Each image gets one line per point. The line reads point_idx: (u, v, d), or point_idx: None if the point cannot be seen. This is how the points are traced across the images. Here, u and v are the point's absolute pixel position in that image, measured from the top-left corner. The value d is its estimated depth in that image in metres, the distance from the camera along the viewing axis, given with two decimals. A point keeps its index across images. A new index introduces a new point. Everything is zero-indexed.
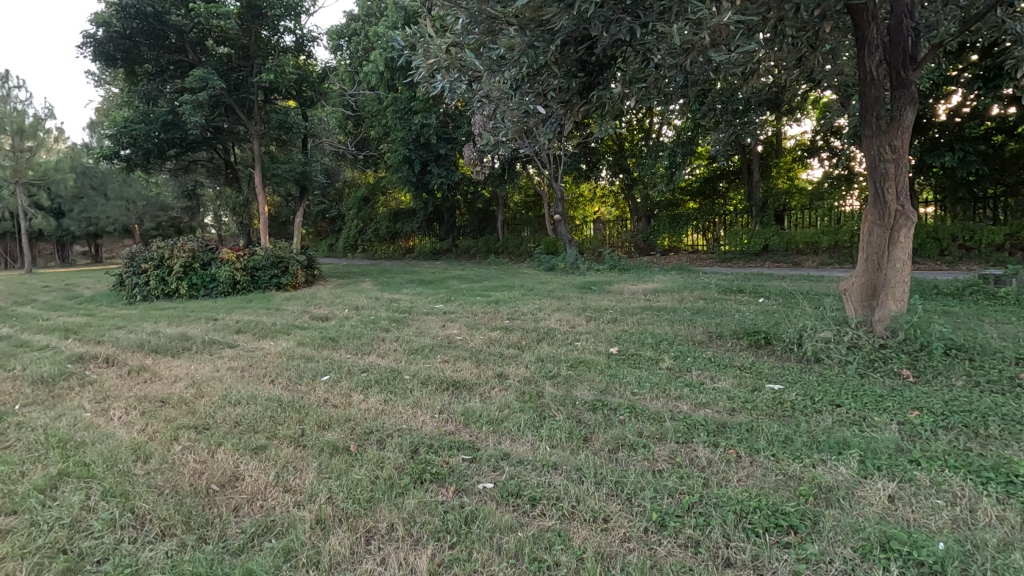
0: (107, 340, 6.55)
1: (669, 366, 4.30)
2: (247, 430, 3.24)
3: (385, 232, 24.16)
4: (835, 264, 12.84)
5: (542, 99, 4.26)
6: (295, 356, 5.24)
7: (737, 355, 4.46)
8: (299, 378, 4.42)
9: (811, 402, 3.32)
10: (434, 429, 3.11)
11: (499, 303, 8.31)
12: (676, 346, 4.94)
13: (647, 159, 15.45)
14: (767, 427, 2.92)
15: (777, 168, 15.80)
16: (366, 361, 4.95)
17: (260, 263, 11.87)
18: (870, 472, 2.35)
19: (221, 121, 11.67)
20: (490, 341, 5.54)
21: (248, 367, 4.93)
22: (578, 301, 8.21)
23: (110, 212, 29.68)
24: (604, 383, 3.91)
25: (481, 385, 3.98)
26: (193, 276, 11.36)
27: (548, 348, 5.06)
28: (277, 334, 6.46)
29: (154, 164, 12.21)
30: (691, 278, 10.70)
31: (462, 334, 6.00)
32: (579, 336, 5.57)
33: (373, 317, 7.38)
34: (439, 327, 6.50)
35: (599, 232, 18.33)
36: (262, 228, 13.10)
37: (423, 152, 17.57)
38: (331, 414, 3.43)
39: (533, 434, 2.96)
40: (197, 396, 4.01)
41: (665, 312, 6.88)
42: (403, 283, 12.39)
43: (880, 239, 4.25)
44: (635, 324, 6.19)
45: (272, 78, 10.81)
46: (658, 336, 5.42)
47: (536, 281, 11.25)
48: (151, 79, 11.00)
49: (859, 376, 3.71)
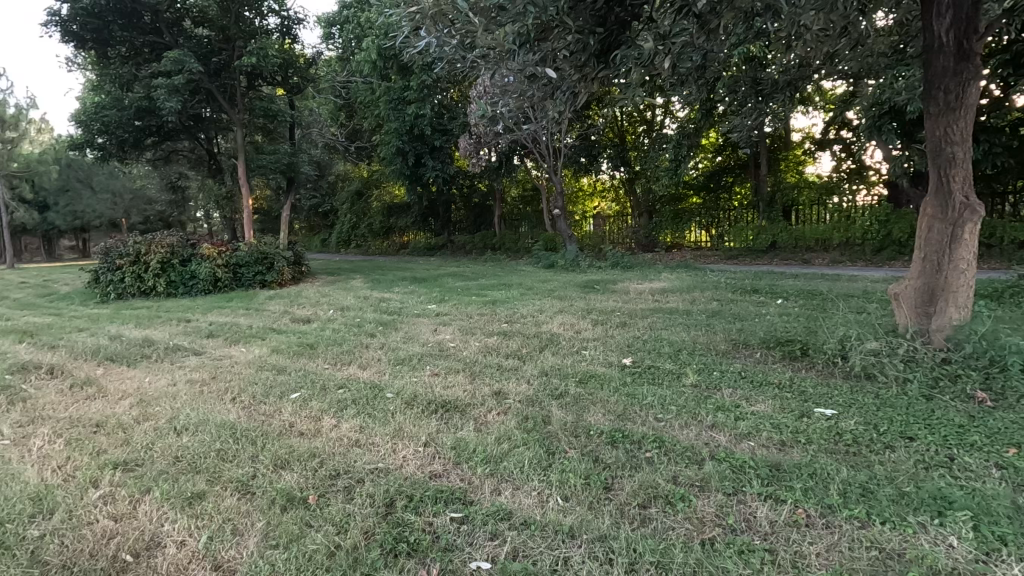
0: (62, 346, 5.90)
1: (694, 384, 3.70)
2: (187, 469, 2.61)
3: (378, 227, 23.50)
4: (847, 262, 12.25)
5: (551, 60, 3.79)
6: (265, 366, 4.62)
7: (770, 369, 3.89)
8: (265, 397, 3.78)
9: (877, 434, 2.74)
10: (417, 471, 2.51)
11: (496, 304, 7.70)
12: (699, 358, 4.32)
13: (651, 152, 14.83)
14: (833, 471, 2.31)
15: (786, 162, 15.29)
16: (344, 374, 4.33)
17: (243, 259, 11.21)
18: (995, 548, 1.77)
19: (201, 107, 10.99)
20: (487, 349, 4.93)
21: (209, 381, 4.30)
22: (582, 301, 7.61)
23: (96, 205, 28.86)
24: (621, 406, 3.30)
25: (476, 407, 3.39)
26: (171, 273, 10.69)
27: (552, 358, 4.45)
28: (251, 339, 5.83)
29: (131, 154, 11.52)
30: (699, 277, 10.11)
31: (456, 340, 5.39)
32: (586, 344, 4.97)
33: (359, 319, 6.75)
34: (430, 331, 5.89)
35: (598, 228, 17.68)
36: (246, 221, 12.41)
37: (418, 144, 16.88)
38: (293, 447, 2.81)
39: (540, 479, 2.37)
40: (140, 419, 3.39)
41: (678, 316, 6.27)
42: (395, 281, 11.76)
43: (941, 235, 3.66)
44: (647, 329, 5.58)
45: (254, 62, 10.09)
46: (675, 344, 4.80)
47: (535, 279, 10.65)
48: (124, 62, 10.30)
49: (924, 399, 3.12)
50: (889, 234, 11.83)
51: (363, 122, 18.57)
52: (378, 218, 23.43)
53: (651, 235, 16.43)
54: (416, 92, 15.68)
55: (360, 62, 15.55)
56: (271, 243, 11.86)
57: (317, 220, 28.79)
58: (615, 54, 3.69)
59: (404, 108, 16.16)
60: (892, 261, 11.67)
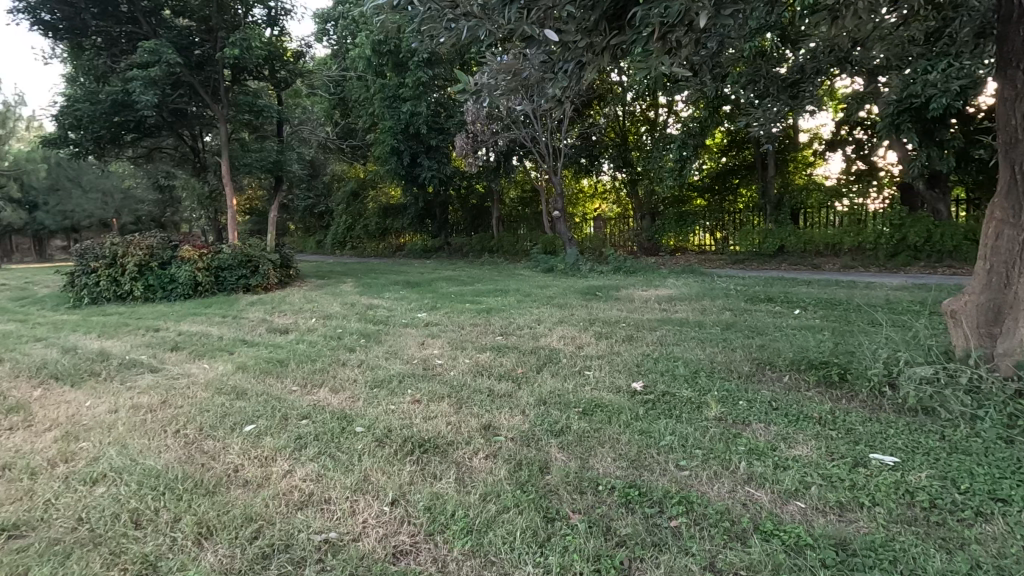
0: (7, 359, 5.31)
1: (718, 417, 3.15)
2: (86, 540, 2.06)
3: (374, 228, 22.92)
4: (859, 268, 11.73)
5: (557, 21, 3.53)
6: (225, 389, 4.05)
7: (805, 399, 3.32)
8: (213, 429, 3.22)
9: (960, 493, 2.19)
10: (378, 547, 1.98)
11: (490, 312, 7.15)
12: (719, 383, 3.75)
13: (654, 152, 14.27)
14: (922, 559, 1.77)
15: (793, 163, 14.74)
16: (312, 400, 3.76)
17: (225, 262, 10.63)
18: None
19: (183, 102, 10.42)
20: (478, 368, 4.38)
21: (157, 407, 3.73)
22: (583, 310, 7.06)
23: (87, 204, 28.28)
24: (634, 447, 2.75)
25: (460, 448, 2.84)
26: (149, 277, 10.14)
27: (551, 382, 3.89)
28: (218, 353, 5.25)
29: (108, 150, 10.94)
30: (707, 283, 9.54)
31: (445, 356, 4.82)
32: (591, 363, 4.42)
33: (341, 330, 6.18)
34: (417, 345, 5.34)
35: (599, 230, 17.15)
36: (231, 223, 11.81)
37: (413, 143, 16.32)
38: (228, 506, 2.26)
39: (536, 563, 1.84)
40: (57, 460, 2.82)
41: (690, 328, 5.72)
42: (387, 285, 11.24)
43: (1012, 241, 3.12)
44: (656, 344, 5.02)
45: (236, 54, 9.55)
46: (691, 364, 4.21)
47: (534, 284, 10.10)
48: (100, 54, 9.75)
49: (1003, 443, 2.57)
50: (903, 238, 11.33)
51: (358, 120, 18.07)
52: (374, 219, 22.85)
53: (653, 238, 15.89)
54: (412, 89, 15.16)
55: (358, 56, 15.25)
56: (257, 245, 11.30)
57: (312, 221, 28.26)
58: (635, 14, 3.34)
59: (399, 106, 15.64)
60: (907, 267, 11.15)
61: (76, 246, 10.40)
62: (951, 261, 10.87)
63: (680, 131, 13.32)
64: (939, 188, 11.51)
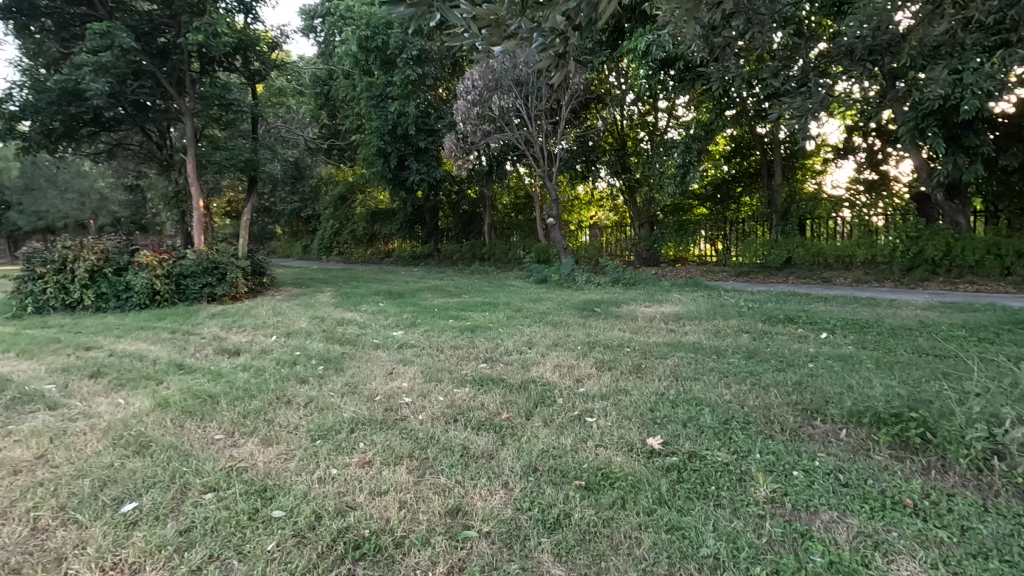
0: None
1: (771, 499, 2.32)
2: None
3: (361, 234, 22.00)
4: (873, 282, 10.97)
5: None
6: (127, 438, 3.17)
7: (884, 474, 2.49)
8: (75, 511, 2.33)
9: None
10: None
11: (475, 331, 6.28)
12: (760, 441, 2.90)
13: (654, 158, 13.46)
14: None
15: (801, 171, 13.98)
16: (229, 459, 2.89)
17: (188, 268, 9.69)
18: None
19: (144, 93, 9.54)
20: (455, 410, 3.52)
21: (25, 465, 2.84)
22: (581, 330, 6.25)
23: (63, 205, 27.33)
24: (662, 560, 1.91)
25: (413, 554, 2.00)
26: (102, 284, 9.19)
27: (546, 436, 3.04)
28: (142, 382, 4.36)
29: (63, 144, 10.03)
30: (714, 298, 8.71)
31: (414, 393, 3.94)
32: (594, 405, 3.57)
33: (298, 353, 5.29)
34: (385, 375, 4.47)
35: (595, 239, 16.41)
36: (198, 226, 10.87)
37: (401, 144, 15.44)
38: None
39: None
40: None
41: (707, 356, 4.90)
42: (367, 296, 10.34)
43: None
44: (670, 378, 4.19)
45: (200, 41, 8.68)
46: (720, 411, 3.35)
47: (526, 298, 9.26)
48: (51, 38, 8.89)
49: None
50: (920, 252, 10.59)
51: (344, 120, 17.27)
52: (361, 224, 21.95)
53: (653, 248, 15.11)
54: (400, 88, 14.46)
55: (343, 53, 14.59)
56: (225, 251, 10.37)
57: (299, 226, 27.40)
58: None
59: (386, 105, 14.87)
60: (925, 282, 10.40)
61: (22, 249, 9.45)
62: (973, 277, 10.12)
63: (682, 137, 12.50)
64: (960, 199, 10.79)
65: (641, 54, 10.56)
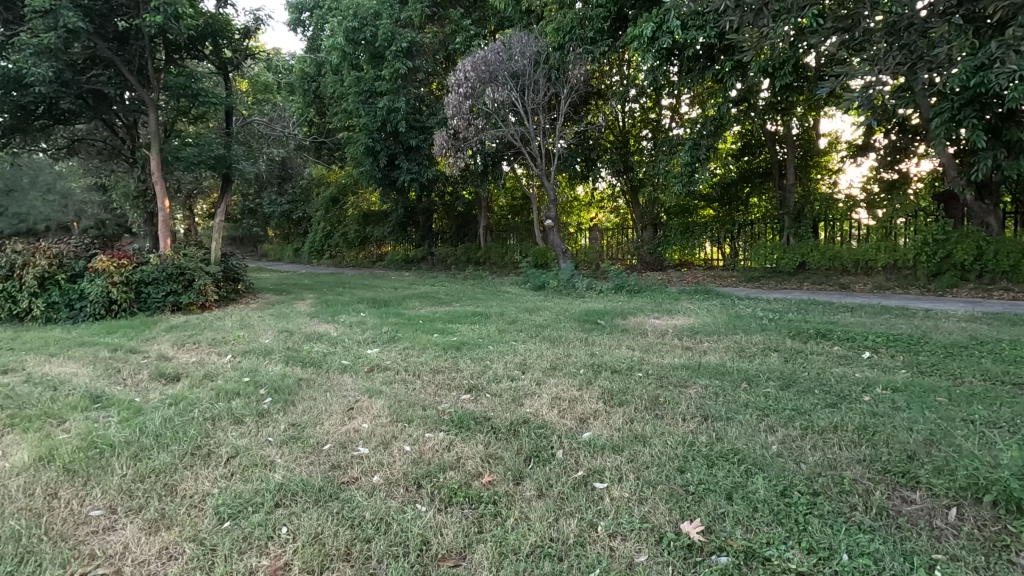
0: None
1: None
2: None
3: (353, 237, 21.16)
4: (897, 289, 10.13)
5: None
6: None
7: None
8: None
9: None
10: None
11: (461, 350, 5.44)
12: (844, 530, 2.06)
13: (658, 155, 12.60)
14: None
15: (814, 170, 13.17)
16: (82, 559, 2.02)
17: (150, 275, 8.82)
18: None
19: (102, 83, 8.71)
20: (417, 470, 2.65)
21: None
22: (584, 348, 5.41)
23: (44, 208, 26.62)
24: None
25: None
26: (53, 292, 8.32)
27: (539, 519, 2.20)
28: (37, 421, 3.49)
29: (14, 138, 9.19)
30: (727, 308, 7.87)
31: (374, 440, 3.08)
32: (605, 462, 2.71)
33: (249, 379, 4.44)
34: (342, 411, 3.60)
35: (595, 242, 15.57)
36: (164, 227, 9.99)
37: (390, 142, 14.60)
38: None
39: None
40: None
41: (737, 384, 4.06)
42: (349, 304, 9.49)
43: None
44: (697, 418, 3.32)
45: (160, 23, 7.86)
46: (774, 475, 2.49)
47: (522, 307, 8.42)
48: None
49: None
50: (949, 256, 9.75)
51: (332, 117, 16.44)
52: (352, 226, 21.13)
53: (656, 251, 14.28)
54: (389, 82, 13.62)
55: (330, 48, 13.78)
56: (194, 256, 9.50)
57: (289, 228, 26.56)
58: None
59: (375, 101, 14.06)
60: (955, 289, 9.57)
61: None
62: (1007, 284, 9.27)
63: (688, 133, 11.64)
64: (990, 199, 10.00)
65: (647, 41, 9.70)
